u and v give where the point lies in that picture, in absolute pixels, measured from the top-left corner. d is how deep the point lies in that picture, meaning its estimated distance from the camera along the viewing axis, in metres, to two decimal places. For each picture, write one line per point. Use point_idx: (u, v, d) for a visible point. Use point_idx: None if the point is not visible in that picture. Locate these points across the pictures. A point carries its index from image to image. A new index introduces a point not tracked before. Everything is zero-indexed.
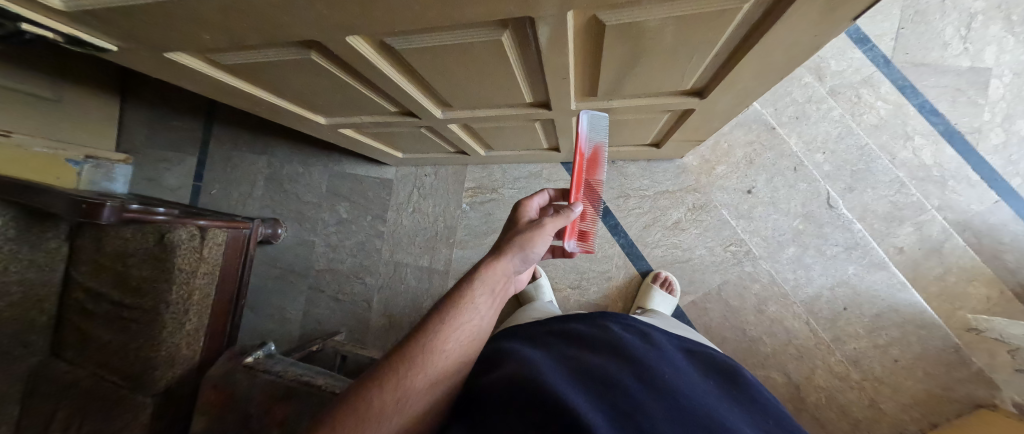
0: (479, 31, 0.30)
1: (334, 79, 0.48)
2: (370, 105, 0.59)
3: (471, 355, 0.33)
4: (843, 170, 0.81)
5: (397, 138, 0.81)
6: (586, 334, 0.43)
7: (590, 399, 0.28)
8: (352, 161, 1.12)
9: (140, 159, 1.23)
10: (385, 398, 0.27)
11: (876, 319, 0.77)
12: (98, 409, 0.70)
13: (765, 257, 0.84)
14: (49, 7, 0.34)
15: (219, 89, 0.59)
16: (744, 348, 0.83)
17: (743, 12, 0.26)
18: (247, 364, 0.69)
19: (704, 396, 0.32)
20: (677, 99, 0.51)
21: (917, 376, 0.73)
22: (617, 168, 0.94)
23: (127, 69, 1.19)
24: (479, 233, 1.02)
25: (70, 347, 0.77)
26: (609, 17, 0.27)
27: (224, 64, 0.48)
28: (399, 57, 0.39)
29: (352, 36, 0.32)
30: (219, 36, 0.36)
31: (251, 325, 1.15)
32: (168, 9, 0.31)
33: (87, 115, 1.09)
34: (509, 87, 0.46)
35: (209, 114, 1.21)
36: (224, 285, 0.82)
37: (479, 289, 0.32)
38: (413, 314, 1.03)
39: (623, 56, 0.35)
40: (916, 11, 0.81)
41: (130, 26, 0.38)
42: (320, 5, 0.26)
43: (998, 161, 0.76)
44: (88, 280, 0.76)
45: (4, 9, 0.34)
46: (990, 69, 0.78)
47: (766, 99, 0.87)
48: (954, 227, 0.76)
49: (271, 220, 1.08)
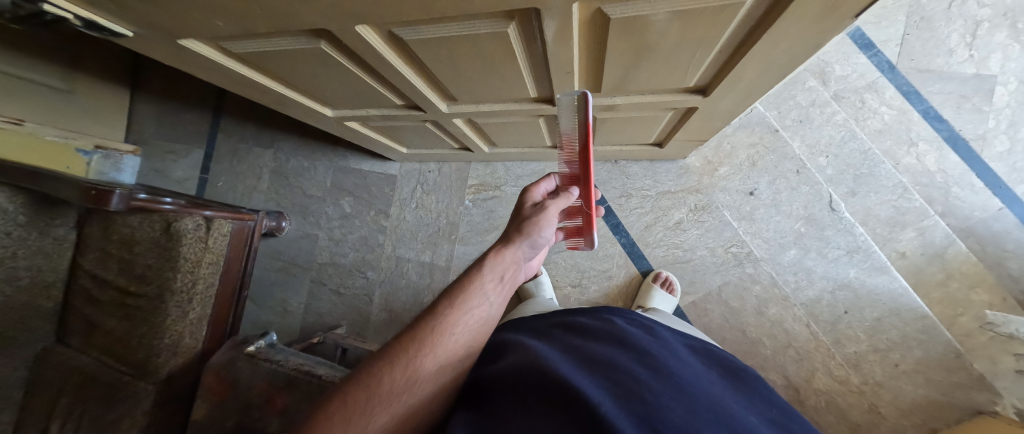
0: (486, 22, 0.30)
1: (343, 70, 0.49)
2: (376, 98, 0.60)
3: (479, 341, 0.33)
4: (846, 174, 0.82)
5: (402, 133, 0.82)
6: (589, 326, 0.43)
7: (595, 380, 0.28)
8: (357, 157, 1.13)
9: (149, 151, 1.24)
10: (396, 376, 0.27)
11: (876, 323, 0.76)
12: (100, 395, 0.71)
13: (766, 259, 0.84)
14: None
15: (230, 78, 0.60)
16: (744, 349, 0.83)
17: (745, 8, 0.26)
18: (248, 352, 0.69)
19: (707, 384, 0.33)
20: (680, 97, 0.51)
21: (917, 382, 0.73)
22: (620, 167, 0.95)
23: (139, 62, 1.21)
24: (481, 229, 1.03)
25: (75, 333, 0.78)
26: (613, 10, 0.27)
27: (235, 53, 0.49)
28: (406, 48, 0.40)
29: (362, 25, 0.33)
30: (232, 23, 0.37)
31: (252, 316, 1.15)
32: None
33: (99, 105, 1.11)
34: (514, 81, 0.47)
35: (218, 107, 1.22)
36: (228, 276, 0.83)
37: (489, 274, 0.34)
38: (414, 309, 1.04)
39: (627, 51, 0.36)
40: (922, 17, 0.81)
41: (146, 13, 0.39)
42: None
43: (1002, 168, 0.76)
44: (94, 267, 0.77)
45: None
46: (995, 76, 0.77)
47: (769, 102, 0.87)
48: (957, 233, 0.76)
49: (275, 213, 1.10)
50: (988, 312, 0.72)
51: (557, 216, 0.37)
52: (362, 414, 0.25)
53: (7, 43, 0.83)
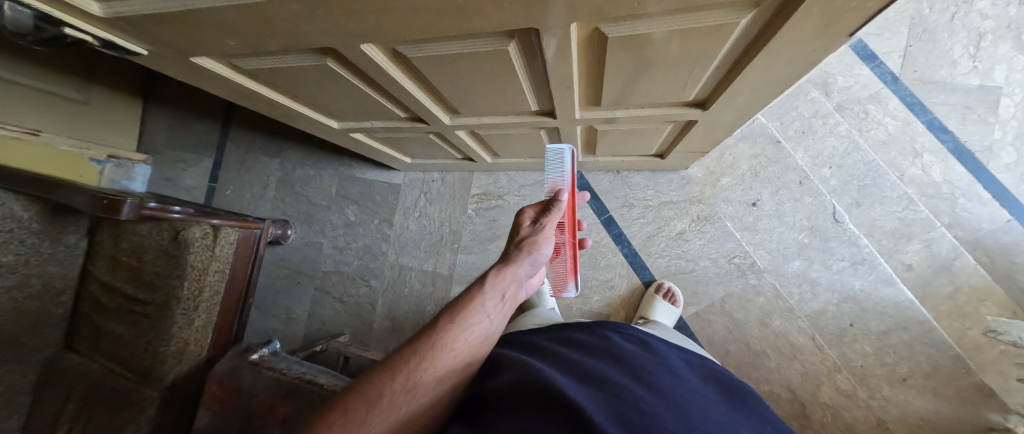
0: (487, 40, 0.32)
1: (349, 85, 0.51)
2: (382, 111, 0.62)
3: (478, 356, 0.33)
4: (850, 185, 0.81)
5: (407, 144, 0.84)
6: (586, 342, 0.43)
7: (592, 397, 0.28)
8: (362, 166, 1.15)
9: (160, 160, 1.27)
10: (396, 388, 0.28)
11: (883, 336, 0.75)
12: (105, 402, 0.71)
13: (770, 270, 0.84)
14: (90, 14, 0.38)
15: (240, 92, 0.62)
16: (748, 362, 0.82)
17: (740, 27, 0.27)
18: (253, 361, 0.70)
19: (701, 401, 0.33)
20: (679, 110, 0.52)
21: (926, 397, 0.71)
22: (622, 177, 0.95)
23: (152, 73, 1.25)
24: (484, 238, 1.03)
25: (84, 340, 0.79)
26: (610, 29, 0.28)
27: (245, 69, 0.51)
28: (410, 65, 0.42)
29: (366, 44, 0.34)
30: (243, 42, 0.39)
31: (256, 323, 1.16)
32: (196, 14, 0.33)
33: (113, 116, 1.14)
34: (515, 95, 0.48)
35: (228, 117, 1.25)
36: (233, 283, 0.84)
37: (490, 293, 0.34)
38: (416, 318, 1.04)
39: (626, 67, 0.37)
40: (924, 29, 0.82)
41: (161, 33, 0.41)
42: (338, 14, 0.28)
43: (1010, 180, 0.75)
44: (104, 274, 0.78)
45: (49, 16, 0.38)
46: (1001, 88, 0.78)
47: (771, 113, 0.87)
48: (965, 245, 0.75)
49: (281, 221, 1.12)
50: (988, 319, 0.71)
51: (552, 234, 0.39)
52: (361, 425, 0.25)
53: (19, 56, 0.86)
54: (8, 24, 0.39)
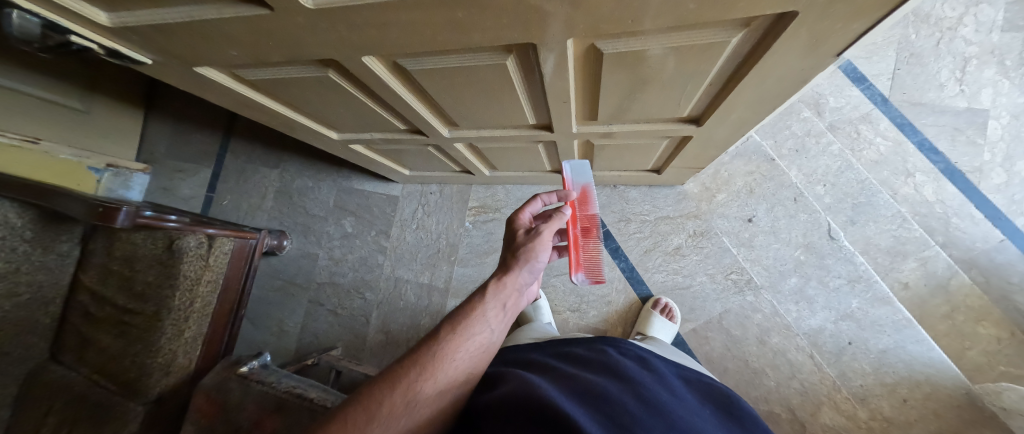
0: (483, 55, 0.33)
1: (350, 96, 0.52)
2: (382, 123, 0.63)
3: (479, 368, 0.33)
4: (844, 202, 0.82)
5: (406, 156, 0.85)
6: (585, 357, 0.43)
7: (589, 412, 0.28)
8: (361, 177, 1.16)
9: (158, 169, 1.28)
10: (395, 402, 0.27)
11: (882, 355, 0.74)
12: (85, 416, 0.69)
13: (767, 287, 0.83)
14: (96, 23, 0.39)
15: (243, 103, 0.64)
16: (746, 380, 0.80)
17: (731, 45, 0.28)
18: (241, 374, 0.69)
19: (699, 421, 0.32)
20: (674, 126, 0.53)
21: (928, 419, 0.70)
22: (619, 192, 0.96)
23: (156, 84, 1.27)
24: (481, 251, 1.03)
25: (70, 350, 0.78)
26: (606, 45, 0.29)
27: (248, 79, 0.52)
28: (409, 77, 0.43)
29: (366, 56, 0.35)
30: (247, 53, 0.40)
31: (248, 336, 1.14)
32: (202, 25, 0.34)
33: (115, 126, 1.16)
34: (513, 109, 0.49)
35: (229, 128, 1.27)
36: (226, 293, 0.83)
37: (491, 303, 0.33)
38: (410, 331, 1.03)
39: (622, 83, 0.38)
40: (911, 53, 0.85)
41: (167, 43, 0.42)
42: (341, 26, 0.29)
43: (1001, 200, 0.76)
44: (95, 283, 0.77)
45: (55, 24, 0.39)
46: (988, 110, 0.80)
47: (766, 131, 0.89)
48: (959, 264, 0.75)
49: (277, 232, 1.11)
50: (974, 386, 0.70)
51: (550, 238, 0.38)
52: None
53: (14, 61, 0.87)
54: (16, 32, 0.41)
